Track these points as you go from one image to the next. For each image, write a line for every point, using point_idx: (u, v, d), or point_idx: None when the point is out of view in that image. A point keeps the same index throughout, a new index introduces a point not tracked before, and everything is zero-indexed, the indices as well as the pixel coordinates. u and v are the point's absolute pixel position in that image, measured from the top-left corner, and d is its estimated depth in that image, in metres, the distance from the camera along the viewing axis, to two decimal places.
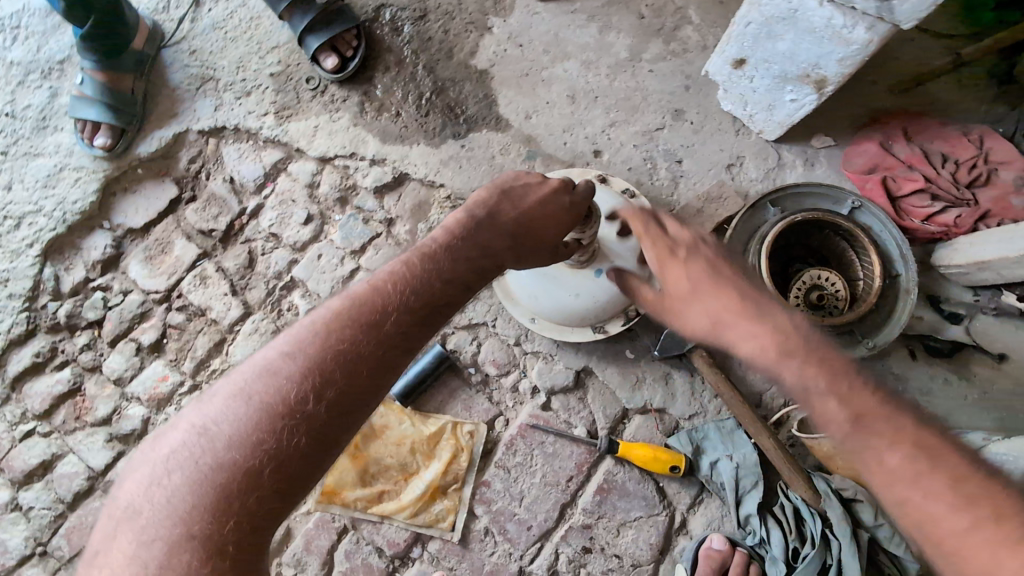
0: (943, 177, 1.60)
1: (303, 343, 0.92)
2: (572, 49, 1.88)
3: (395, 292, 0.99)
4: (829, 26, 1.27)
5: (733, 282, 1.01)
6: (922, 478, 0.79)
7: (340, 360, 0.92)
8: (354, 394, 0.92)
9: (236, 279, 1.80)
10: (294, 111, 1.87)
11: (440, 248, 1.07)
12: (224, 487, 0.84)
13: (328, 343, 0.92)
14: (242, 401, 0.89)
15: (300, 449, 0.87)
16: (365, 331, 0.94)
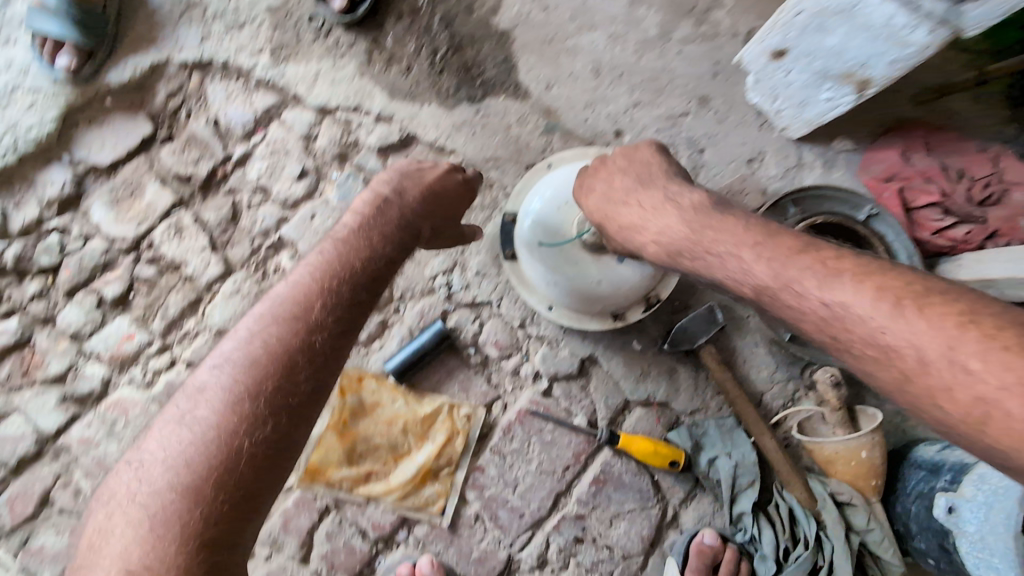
0: (957, 193, 1.61)
1: (229, 356, 0.96)
2: (601, 19, 1.76)
3: (319, 279, 1.01)
4: (890, 25, 1.25)
5: (644, 207, 1.20)
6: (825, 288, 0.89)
7: (270, 357, 0.94)
8: (287, 386, 0.93)
9: (216, 233, 1.63)
10: (293, 52, 1.69)
11: (353, 231, 1.08)
12: (182, 493, 0.86)
13: (257, 346, 0.95)
14: (179, 423, 0.92)
15: (248, 443, 0.89)
16: (297, 324, 0.96)
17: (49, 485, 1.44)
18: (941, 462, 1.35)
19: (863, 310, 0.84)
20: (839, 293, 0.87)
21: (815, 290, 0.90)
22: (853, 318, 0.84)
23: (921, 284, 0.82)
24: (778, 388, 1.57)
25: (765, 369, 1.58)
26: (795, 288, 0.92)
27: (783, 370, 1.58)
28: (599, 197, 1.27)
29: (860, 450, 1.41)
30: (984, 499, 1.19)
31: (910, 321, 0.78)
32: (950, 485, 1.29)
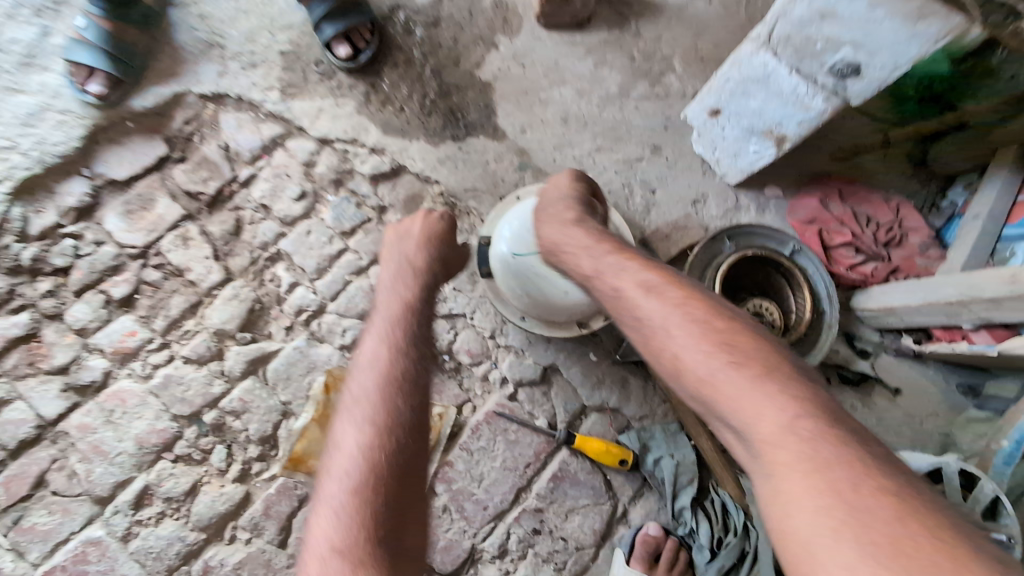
0: (867, 235, 1.90)
1: (356, 394, 1.14)
2: (569, 77, 2.06)
3: (391, 322, 1.22)
4: (795, 93, 1.51)
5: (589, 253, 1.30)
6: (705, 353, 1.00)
7: (393, 389, 1.13)
8: (401, 400, 1.12)
9: (220, 244, 1.81)
10: (300, 90, 1.93)
11: (393, 282, 1.30)
12: (356, 514, 1.02)
13: (369, 377, 1.15)
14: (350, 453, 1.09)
15: (385, 459, 1.07)
16: (394, 358, 1.17)
17: (45, 468, 1.54)
18: None
19: (717, 367, 0.96)
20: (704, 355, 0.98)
21: (715, 352, 0.98)
22: (734, 389, 0.93)
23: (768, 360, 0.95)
24: None
25: None
26: (698, 349, 1.00)
27: None
28: (557, 226, 1.38)
29: None
30: None
31: (758, 396, 0.91)
32: None
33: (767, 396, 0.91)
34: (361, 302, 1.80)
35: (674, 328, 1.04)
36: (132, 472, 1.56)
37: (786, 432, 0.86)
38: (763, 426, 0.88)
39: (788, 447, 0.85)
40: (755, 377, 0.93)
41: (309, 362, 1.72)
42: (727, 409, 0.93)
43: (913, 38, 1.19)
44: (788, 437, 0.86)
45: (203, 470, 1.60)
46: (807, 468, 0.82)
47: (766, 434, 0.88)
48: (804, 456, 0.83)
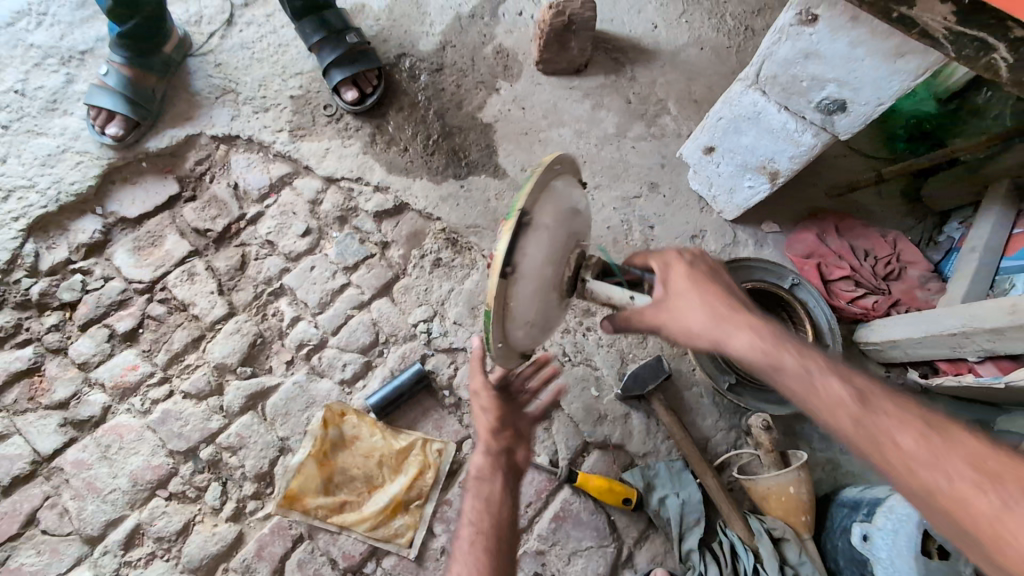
0: (864, 269, 1.91)
1: (481, 495, 1.23)
2: (567, 118, 2.13)
3: (484, 447, 1.27)
4: (785, 129, 1.56)
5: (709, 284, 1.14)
6: (843, 399, 0.98)
7: (488, 499, 1.23)
8: (497, 494, 1.23)
9: (225, 279, 1.84)
10: (308, 132, 2.01)
11: (486, 391, 1.29)
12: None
13: (489, 480, 1.24)
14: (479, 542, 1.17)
15: (484, 546, 1.17)
16: (485, 477, 1.25)
17: (37, 506, 1.51)
18: (860, 498, 1.52)
19: (852, 412, 0.95)
20: (839, 398, 0.98)
21: (848, 392, 0.98)
22: (883, 430, 0.92)
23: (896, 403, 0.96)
24: (721, 435, 1.76)
25: (708, 417, 1.78)
26: (825, 391, 0.99)
27: (724, 420, 1.78)
28: (686, 279, 1.14)
29: (785, 489, 1.57)
30: (891, 525, 1.37)
31: (904, 433, 0.91)
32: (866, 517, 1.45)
33: (919, 436, 0.90)
34: (362, 337, 1.81)
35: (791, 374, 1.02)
36: (124, 510, 1.53)
37: (943, 466, 0.86)
38: (924, 468, 0.88)
39: (950, 486, 0.85)
40: (892, 416, 0.93)
41: (308, 397, 1.71)
42: (873, 452, 0.92)
43: (895, 73, 1.28)
44: (957, 471, 0.85)
45: (196, 508, 1.57)
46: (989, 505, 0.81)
47: (924, 482, 0.87)
48: (975, 491, 0.83)
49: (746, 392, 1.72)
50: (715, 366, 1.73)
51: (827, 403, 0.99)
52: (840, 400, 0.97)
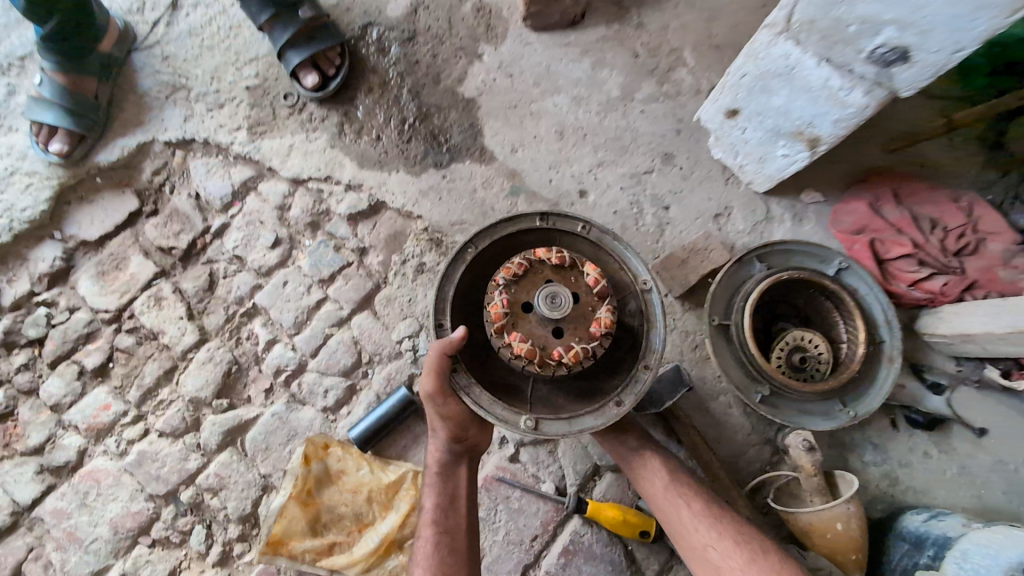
0: (931, 245, 1.53)
1: (446, 480, 1.27)
2: (563, 83, 1.80)
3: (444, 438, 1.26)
4: (826, 87, 1.21)
5: None
6: (645, 451, 1.36)
7: (453, 493, 1.25)
8: (463, 484, 1.27)
9: (194, 302, 1.69)
10: (268, 128, 1.78)
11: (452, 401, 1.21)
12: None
13: (452, 473, 1.27)
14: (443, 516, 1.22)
15: (452, 544, 1.18)
16: (449, 470, 1.27)
17: (23, 557, 1.48)
18: (924, 535, 1.28)
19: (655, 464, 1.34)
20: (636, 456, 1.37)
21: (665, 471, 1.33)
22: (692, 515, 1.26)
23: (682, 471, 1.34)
24: (753, 451, 1.52)
25: (737, 432, 1.54)
26: (647, 461, 1.35)
27: (757, 433, 1.53)
28: None
29: (835, 521, 1.30)
30: None
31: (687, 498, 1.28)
32: (932, 562, 1.22)
33: (691, 497, 1.29)
34: (343, 358, 1.64)
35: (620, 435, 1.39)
36: (109, 559, 1.48)
37: (707, 522, 1.24)
38: (693, 517, 1.25)
39: (705, 535, 1.23)
40: (682, 483, 1.31)
41: (289, 429, 1.57)
42: (655, 498, 1.32)
43: (980, 9, 0.91)
44: (711, 522, 1.23)
45: (182, 554, 1.49)
46: (717, 546, 1.20)
47: (682, 529, 1.26)
48: (719, 539, 1.21)
49: (782, 404, 1.46)
50: (743, 373, 1.47)
51: (637, 460, 1.36)
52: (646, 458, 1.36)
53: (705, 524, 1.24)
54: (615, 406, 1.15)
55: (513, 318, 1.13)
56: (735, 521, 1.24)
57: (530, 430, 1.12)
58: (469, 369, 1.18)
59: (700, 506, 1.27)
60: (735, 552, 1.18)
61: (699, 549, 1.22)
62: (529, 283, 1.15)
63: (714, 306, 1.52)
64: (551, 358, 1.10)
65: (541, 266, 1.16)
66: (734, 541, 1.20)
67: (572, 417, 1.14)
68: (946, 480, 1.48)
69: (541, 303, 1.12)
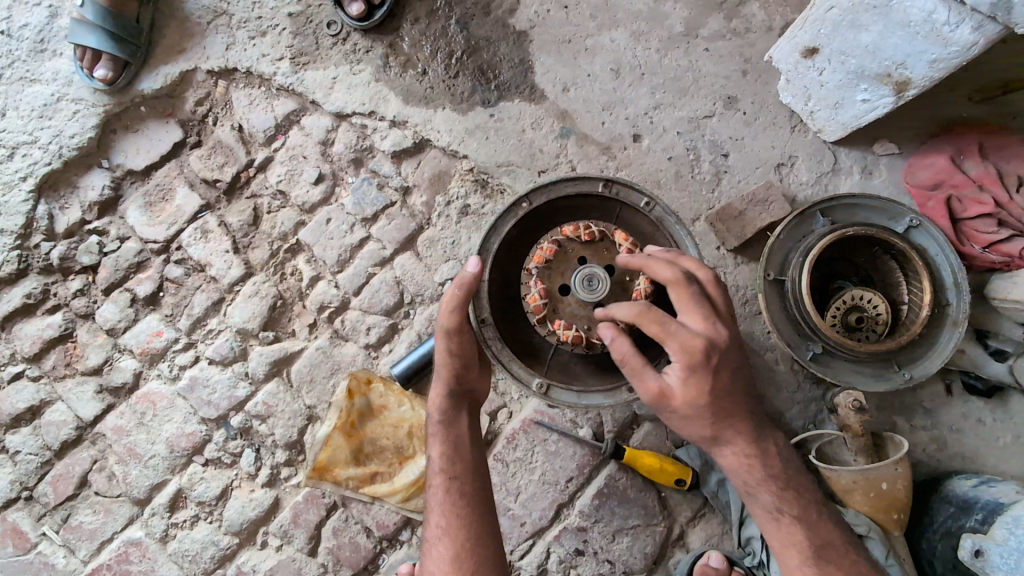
0: (1017, 204, 1.39)
1: (450, 428, 1.18)
2: (622, 16, 1.67)
3: (444, 383, 1.16)
4: (929, 21, 1.09)
5: (713, 380, 0.97)
6: (756, 493, 1.04)
7: (459, 441, 1.18)
8: (465, 431, 1.19)
9: (239, 236, 1.70)
10: (311, 59, 1.72)
11: (458, 344, 1.11)
12: (458, 535, 1.12)
13: (456, 421, 1.19)
14: (452, 464, 1.17)
15: (462, 493, 1.15)
16: (451, 417, 1.18)
17: (87, 468, 1.58)
18: (973, 499, 1.26)
19: (769, 510, 1.04)
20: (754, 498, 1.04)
21: (770, 514, 1.04)
22: (793, 565, 1.03)
23: (792, 519, 1.03)
24: (797, 409, 1.50)
25: (783, 388, 1.50)
26: (761, 503, 1.04)
27: (802, 391, 1.50)
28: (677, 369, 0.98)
29: (881, 480, 1.28)
30: (1017, 543, 1.09)
31: (797, 550, 1.02)
32: (980, 526, 1.20)
33: (774, 490, 1.03)
34: (386, 298, 1.64)
35: (695, 395, 0.97)
36: (166, 474, 1.57)
37: (790, 528, 1.03)
38: (773, 522, 1.04)
39: (785, 540, 1.03)
40: (763, 467, 1.02)
41: (333, 363, 1.60)
42: (734, 477, 1.04)
43: None
44: (796, 532, 1.02)
45: (233, 474, 1.57)
46: (800, 564, 1.02)
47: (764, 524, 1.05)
48: (799, 553, 1.02)
49: (835, 363, 1.41)
50: (794, 330, 1.42)
51: (707, 427, 1.00)
52: (762, 503, 1.04)
53: (782, 534, 1.04)
54: (628, 390, 1.18)
55: (549, 301, 1.17)
56: (823, 524, 1.04)
57: (539, 393, 1.18)
58: (496, 320, 1.20)
59: (783, 507, 1.03)
60: (822, 574, 1.01)
61: (781, 552, 1.04)
62: (564, 258, 1.17)
63: (771, 260, 1.45)
64: (594, 338, 1.15)
65: (572, 242, 1.18)
66: (815, 555, 1.02)
67: (583, 391, 1.19)
68: (996, 447, 1.44)
69: (576, 284, 1.14)
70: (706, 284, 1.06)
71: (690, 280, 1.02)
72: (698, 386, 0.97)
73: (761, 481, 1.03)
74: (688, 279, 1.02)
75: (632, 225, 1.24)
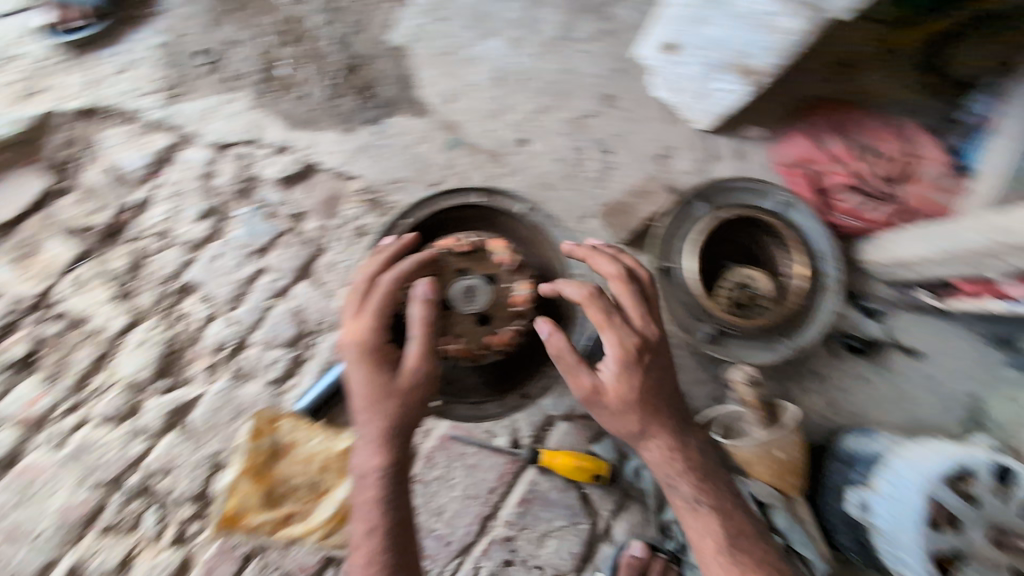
0: (868, 174, 1.48)
1: (397, 495, 1.04)
2: (497, 25, 1.69)
3: (396, 442, 1.04)
4: (763, 14, 1.21)
5: (644, 377, 1.06)
6: (677, 482, 1.07)
7: (405, 508, 1.05)
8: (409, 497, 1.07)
9: (121, 283, 1.59)
10: (183, 90, 1.66)
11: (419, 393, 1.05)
12: None
13: (403, 486, 1.06)
14: (399, 535, 1.02)
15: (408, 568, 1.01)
16: (397, 480, 1.05)
17: None
18: (858, 453, 1.31)
19: (689, 499, 1.06)
20: (682, 490, 1.06)
21: (692, 505, 1.06)
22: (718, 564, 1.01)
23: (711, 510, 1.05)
24: (701, 390, 1.52)
25: (686, 372, 1.53)
26: (681, 495, 1.06)
27: (705, 372, 1.53)
28: (610, 366, 1.05)
29: (774, 449, 1.33)
30: (892, 492, 1.15)
31: (716, 539, 1.03)
32: (863, 479, 1.25)
33: (694, 481, 1.06)
34: (286, 330, 1.58)
35: (625, 391, 1.04)
36: (59, 550, 1.44)
37: (706, 517, 1.05)
38: (693, 513, 1.05)
39: (700, 528, 1.05)
40: (685, 460, 1.07)
41: (234, 406, 1.53)
42: (655, 470, 1.08)
43: None
44: (712, 521, 1.04)
45: (135, 538, 1.46)
46: (715, 552, 1.03)
47: (693, 514, 1.06)
48: (714, 542, 1.03)
49: (728, 342, 1.45)
50: (687, 314, 1.46)
51: (633, 422, 1.05)
52: (685, 498, 1.07)
53: (704, 525, 1.05)
54: (522, 395, 1.20)
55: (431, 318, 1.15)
56: (736, 511, 1.06)
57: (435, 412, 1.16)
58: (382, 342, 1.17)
59: (701, 498, 1.06)
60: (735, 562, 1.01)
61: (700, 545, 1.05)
62: (443, 274, 1.16)
63: (658, 249, 1.47)
64: (481, 348, 1.16)
65: (451, 256, 1.17)
66: (729, 543, 1.03)
67: (478, 403, 1.18)
68: (884, 400, 1.49)
69: (456, 298, 1.15)
70: (646, 283, 1.16)
71: (631, 278, 1.13)
72: (627, 382, 1.04)
73: (684, 476, 1.07)
74: (628, 275, 1.12)
75: (511, 231, 1.26)
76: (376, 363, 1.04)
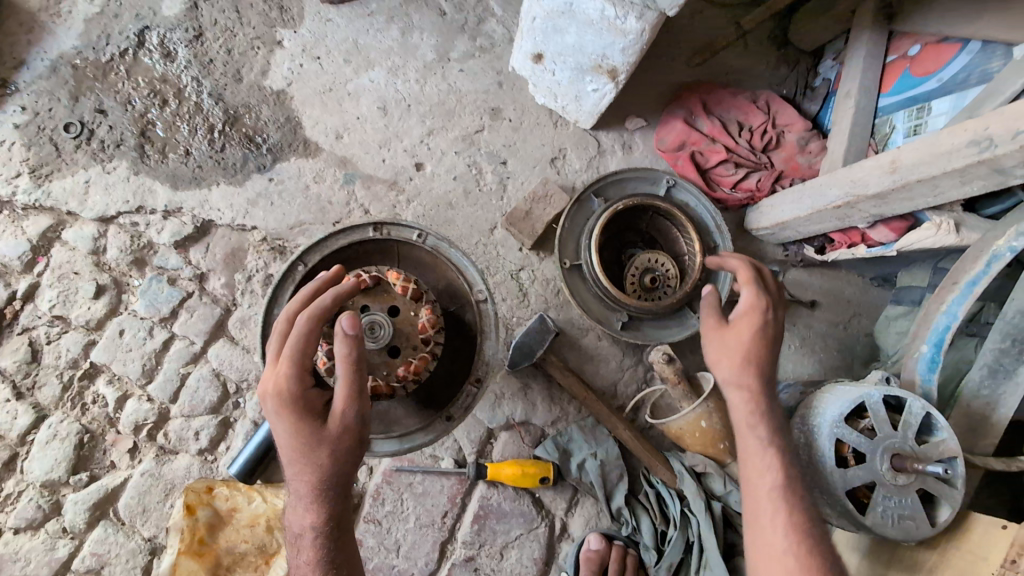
0: (742, 146, 1.59)
1: (336, 545, 1.00)
2: (374, 56, 1.71)
3: (331, 494, 0.97)
4: (604, 18, 1.23)
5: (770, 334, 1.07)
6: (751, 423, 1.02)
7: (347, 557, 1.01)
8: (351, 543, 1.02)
9: (19, 379, 1.50)
10: (55, 168, 1.58)
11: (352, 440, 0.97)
12: None
13: (343, 536, 1.01)
14: None
15: None
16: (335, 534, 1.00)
17: None
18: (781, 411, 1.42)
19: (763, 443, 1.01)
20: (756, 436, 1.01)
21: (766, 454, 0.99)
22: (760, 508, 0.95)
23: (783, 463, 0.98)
24: (628, 375, 1.59)
25: (611, 360, 1.59)
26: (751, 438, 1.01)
27: (629, 357, 1.60)
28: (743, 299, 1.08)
29: (699, 420, 1.38)
30: (806, 441, 1.26)
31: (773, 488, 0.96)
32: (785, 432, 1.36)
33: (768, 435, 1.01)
34: (208, 395, 1.53)
35: (749, 327, 1.05)
36: None
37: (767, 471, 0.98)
38: (760, 456, 0.99)
39: (757, 470, 0.98)
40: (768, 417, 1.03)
41: (165, 483, 1.47)
42: (732, 409, 1.05)
43: None
44: (769, 470, 0.97)
45: None
46: (767, 492, 0.96)
47: (754, 460, 0.99)
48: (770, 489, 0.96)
49: (643, 325, 1.53)
50: (601, 306, 1.52)
51: (738, 352, 1.05)
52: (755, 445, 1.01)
53: (768, 467, 0.98)
54: (446, 419, 1.22)
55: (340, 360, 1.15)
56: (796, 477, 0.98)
57: None
58: None
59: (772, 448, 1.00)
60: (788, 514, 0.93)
61: (752, 492, 0.98)
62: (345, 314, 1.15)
63: (564, 249, 1.53)
64: (394, 381, 1.15)
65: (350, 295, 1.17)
66: (784, 498, 0.95)
67: (404, 434, 1.19)
68: (791, 353, 1.61)
69: None
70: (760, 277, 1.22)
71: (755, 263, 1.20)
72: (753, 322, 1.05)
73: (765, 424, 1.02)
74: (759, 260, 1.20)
75: (410, 258, 1.27)
76: (297, 414, 0.95)
